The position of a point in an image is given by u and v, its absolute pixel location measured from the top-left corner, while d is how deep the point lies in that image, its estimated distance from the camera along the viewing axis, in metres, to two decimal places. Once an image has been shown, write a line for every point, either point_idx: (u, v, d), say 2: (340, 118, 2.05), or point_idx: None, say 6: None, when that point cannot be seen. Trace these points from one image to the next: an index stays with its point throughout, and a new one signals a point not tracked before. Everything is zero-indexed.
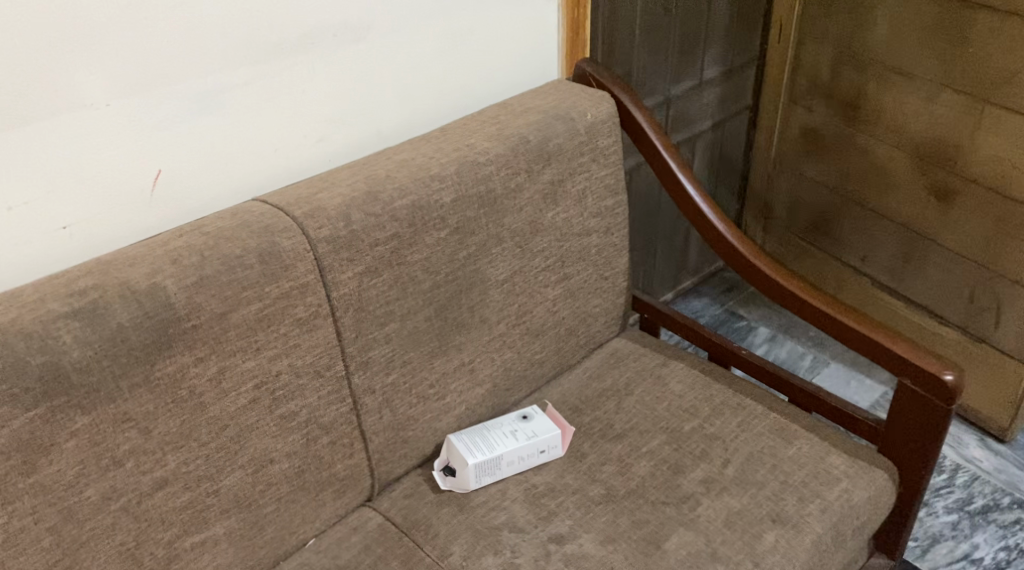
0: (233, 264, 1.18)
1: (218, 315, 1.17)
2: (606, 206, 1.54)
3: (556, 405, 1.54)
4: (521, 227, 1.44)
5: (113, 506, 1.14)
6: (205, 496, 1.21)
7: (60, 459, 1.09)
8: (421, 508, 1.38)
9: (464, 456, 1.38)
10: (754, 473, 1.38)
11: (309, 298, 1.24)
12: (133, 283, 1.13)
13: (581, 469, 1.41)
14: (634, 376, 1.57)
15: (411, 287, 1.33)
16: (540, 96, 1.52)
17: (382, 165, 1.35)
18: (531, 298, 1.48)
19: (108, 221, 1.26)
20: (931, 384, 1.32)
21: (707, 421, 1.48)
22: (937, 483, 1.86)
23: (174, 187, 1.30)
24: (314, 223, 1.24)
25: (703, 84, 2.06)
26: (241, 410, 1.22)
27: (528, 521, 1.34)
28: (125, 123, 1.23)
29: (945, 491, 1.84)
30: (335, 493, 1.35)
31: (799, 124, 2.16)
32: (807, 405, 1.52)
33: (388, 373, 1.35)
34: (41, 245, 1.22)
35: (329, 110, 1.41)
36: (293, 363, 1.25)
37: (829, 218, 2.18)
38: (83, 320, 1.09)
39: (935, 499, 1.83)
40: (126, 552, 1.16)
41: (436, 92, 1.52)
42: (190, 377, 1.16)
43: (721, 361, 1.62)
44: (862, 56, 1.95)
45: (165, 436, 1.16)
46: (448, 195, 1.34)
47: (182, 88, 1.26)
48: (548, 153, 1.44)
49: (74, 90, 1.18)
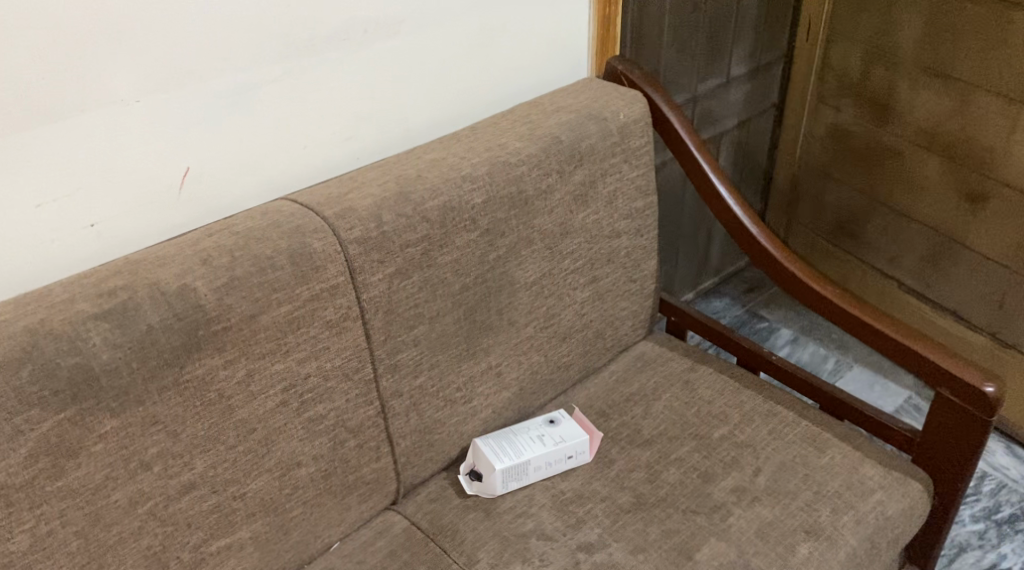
0: (264, 265, 1.16)
1: (248, 316, 1.15)
2: (637, 207, 1.52)
3: (583, 409, 1.52)
4: (552, 229, 1.41)
5: (141, 510, 1.12)
6: (231, 500, 1.19)
7: (88, 462, 1.07)
8: (447, 513, 1.36)
9: (492, 461, 1.36)
10: (787, 483, 1.37)
11: (339, 300, 1.22)
12: (163, 285, 1.11)
13: (609, 476, 1.40)
14: (662, 381, 1.55)
15: (441, 289, 1.31)
16: (571, 95, 1.50)
17: (413, 164, 1.33)
18: (560, 300, 1.46)
19: (136, 219, 1.24)
20: (971, 395, 1.30)
21: (737, 429, 1.46)
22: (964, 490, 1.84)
23: (202, 185, 1.28)
24: (345, 224, 1.22)
25: (730, 82, 2.03)
26: (269, 413, 1.20)
27: (556, 529, 1.32)
28: (154, 120, 1.21)
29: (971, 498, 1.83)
30: (360, 497, 1.33)
31: (826, 124, 2.13)
32: (838, 412, 1.50)
33: (416, 376, 1.33)
34: (69, 243, 1.20)
35: (359, 107, 1.39)
36: (322, 366, 1.23)
37: (855, 219, 2.15)
38: (113, 322, 1.07)
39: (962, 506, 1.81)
40: (152, 556, 1.14)
41: (466, 89, 1.50)
42: (219, 380, 1.14)
43: (750, 366, 1.60)
44: (895, 55, 1.92)
45: (193, 439, 1.14)
46: (479, 196, 1.32)
47: (212, 84, 1.24)
48: (580, 153, 1.41)
49: (104, 87, 1.16)
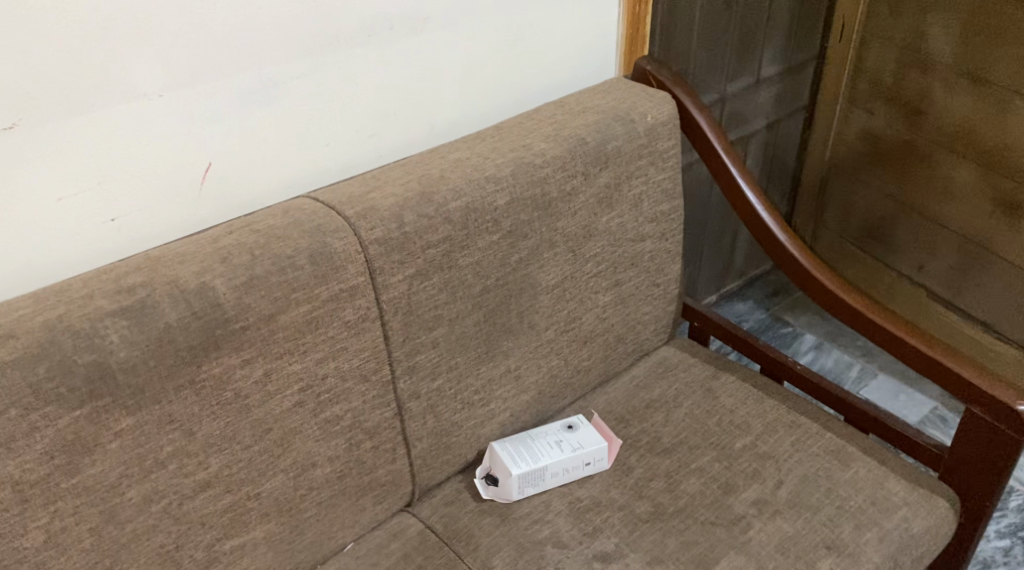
0: (284, 265, 1.14)
1: (267, 316, 1.13)
2: (662, 211, 1.49)
3: (602, 414, 1.50)
4: (575, 232, 1.39)
5: (154, 509, 1.11)
6: (246, 499, 1.19)
7: (104, 460, 1.06)
8: (462, 517, 1.35)
9: (508, 466, 1.34)
10: (810, 496, 1.35)
11: (358, 301, 1.20)
12: (182, 282, 1.10)
13: (628, 484, 1.38)
14: (683, 388, 1.53)
15: (461, 290, 1.30)
16: (599, 94, 1.47)
17: (436, 164, 1.31)
18: (581, 304, 1.44)
19: (158, 215, 1.23)
20: (1003, 413, 1.27)
21: (759, 439, 1.44)
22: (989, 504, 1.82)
23: (224, 181, 1.27)
24: (366, 224, 1.20)
25: (760, 83, 2.00)
26: (286, 414, 1.19)
27: (573, 537, 1.31)
28: (178, 114, 1.19)
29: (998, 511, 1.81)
30: (375, 498, 1.32)
31: (858, 127, 2.09)
32: (863, 425, 1.47)
33: (434, 379, 1.31)
34: (89, 238, 1.19)
35: (383, 105, 1.37)
36: (340, 367, 1.21)
37: (885, 225, 2.11)
38: (131, 319, 1.06)
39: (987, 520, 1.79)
40: (165, 554, 1.14)
41: (492, 88, 1.48)
42: (236, 379, 1.13)
43: (774, 375, 1.58)
44: (931, 59, 1.89)
45: (208, 438, 1.13)
46: (502, 198, 1.30)
47: (235, 80, 1.22)
48: (607, 155, 1.38)
49: (126, 81, 1.14)
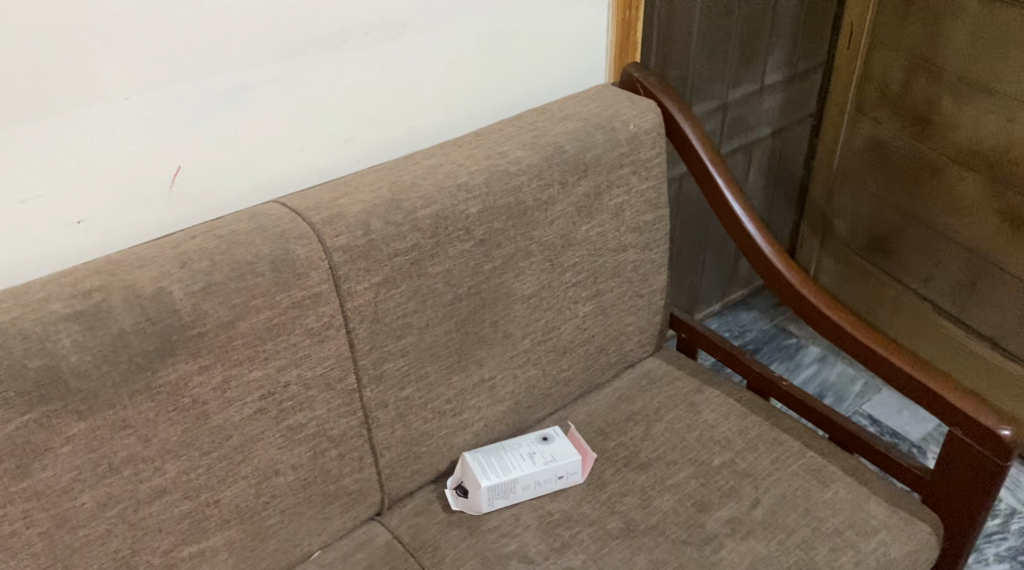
0: (243, 271, 1.13)
1: (225, 322, 1.12)
2: (646, 221, 1.46)
3: (581, 426, 1.47)
4: (553, 241, 1.36)
5: (109, 513, 1.11)
6: (205, 506, 1.18)
7: (54, 464, 1.06)
8: (430, 528, 1.33)
9: (478, 478, 1.32)
10: (785, 517, 1.32)
11: (321, 308, 1.19)
12: (139, 287, 1.09)
13: (600, 499, 1.36)
14: (666, 401, 1.50)
15: (431, 299, 1.28)
16: (582, 101, 1.44)
17: (409, 170, 1.29)
18: (560, 314, 1.42)
19: (125, 218, 1.22)
20: (986, 438, 1.23)
21: (739, 456, 1.41)
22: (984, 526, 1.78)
23: (193, 185, 1.26)
24: (331, 231, 1.19)
25: (764, 89, 1.96)
26: (246, 421, 1.18)
27: (539, 552, 1.29)
28: (144, 117, 1.19)
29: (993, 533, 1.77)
30: (343, 507, 1.31)
31: (864, 137, 2.04)
32: (848, 445, 1.44)
33: (403, 388, 1.30)
34: (55, 241, 1.18)
35: (360, 111, 1.36)
36: (303, 375, 1.20)
37: (891, 237, 2.06)
38: (85, 324, 1.06)
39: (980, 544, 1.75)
40: (121, 559, 1.14)
41: (475, 93, 1.46)
42: (194, 386, 1.12)
43: (760, 391, 1.54)
44: (938, 67, 1.84)
45: (164, 444, 1.13)
46: (474, 206, 1.28)
47: (204, 84, 1.22)
48: (585, 164, 1.36)
49: (91, 84, 1.14)
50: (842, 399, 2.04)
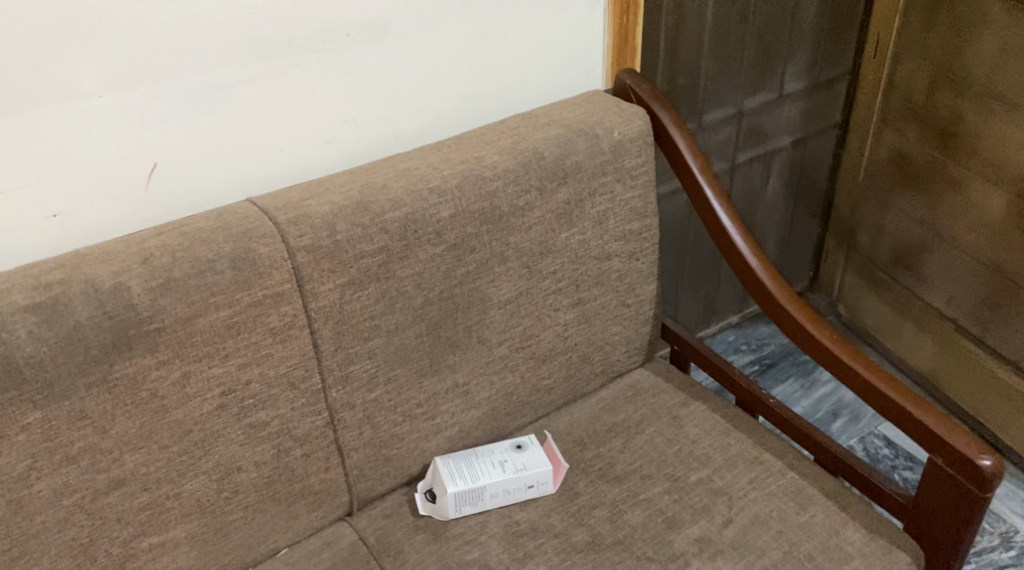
0: (204, 269, 1.15)
1: (183, 319, 1.14)
2: (632, 230, 1.43)
3: (560, 436, 1.45)
4: (531, 247, 1.35)
5: (66, 502, 1.14)
6: (165, 499, 1.20)
7: (11, 451, 1.09)
8: (396, 532, 1.33)
9: (445, 483, 1.31)
10: (756, 538, 1.29)
11: (284, 308, 1.20)
12: (99, 282, 1.11)
13: (570, 510, 1.34)
14: (650, 414, 1.47)
15: (400, 302, 1.27)
16: (568, 107, 1.42)
17: (384, 172, 1.29)
18: (539, 321, 1.39)
19: (101, 212, 1.24)
20: (965, 467, 1.20)
21: (717, 473, 1.38)
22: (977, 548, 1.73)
23: (170, 181, 1.27)
24: (296, 232, 1.20)
25: (783, 98, 1.91)
26: (206, 416, 1.19)
27: (501, 562, 1.28)
28: (117, 114, 1.20)
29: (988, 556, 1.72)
30: (309, 506, 1.31)
31: (889, 148, 1.98)
32: (832, 467, 1.41)
33: (371, 390, 1.29)
34: (31, 232, 1.21)
35: (341, 111, 1.36)
36: (265, 373, 1.21)
37: (914, 253, 1.99)
38: (42, 316, 1.08)
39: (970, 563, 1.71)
40: (79, 547, 1.16)
41: (462, 94, 1.45)
42: (152, 380, 1.14)
43: (748, 408, 1.51)
44: (963, 79, 1.77)
45: (122, 436, 1.15)
46: (446, 210, 1.27)
47: (181, 83, 1.23)
48: (564, 171, 1.34)
49: (64, 81, 1.16)
50: (857, 418, 1.98)
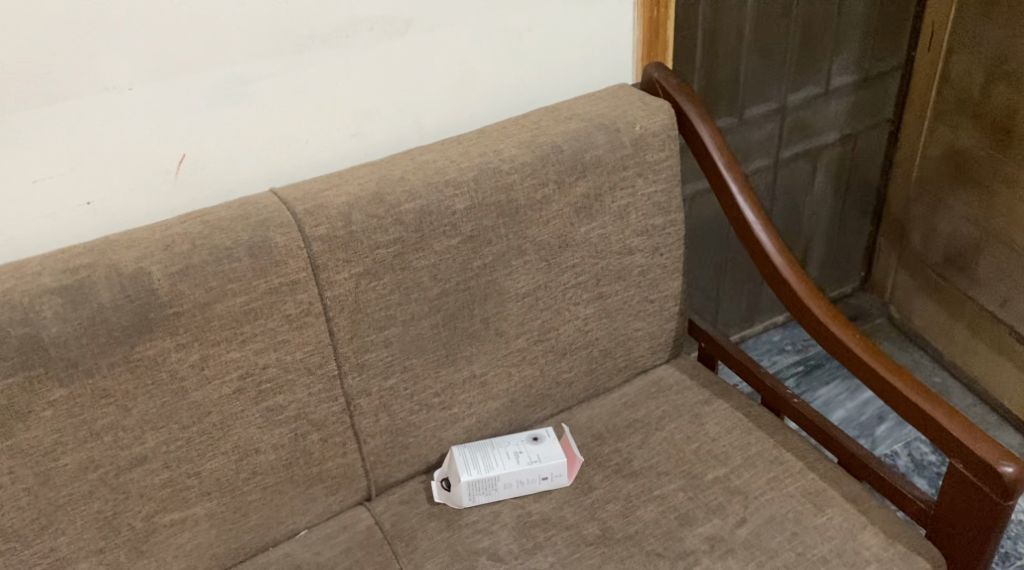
0: (221, 256, 1.19)
1: (201, 304, 1.19)
2: (655, 225, 1.43)
3: (580, 430, 1.46)
4: (549, 241, 1.35)
5: (91, 476, 1.19)
6: (185, 476, 1.25)
7: (38, 426, 1.15)
8: (411, 518, 1.35)
9: (458, 472, 1.33)
10: (770, 539, 1.27)
11: (299, 296, 1.23)
12: (122, 266, 1.17)
13: (583, 503, 1.34)
14: (671, 410, 1.47)
15: (416, 292, 1.29)
16: (592, 101, 1.43)
17: (402, 165, 1.32)
18: (558, 315, 1.40)
19: (133, 200, 1.30)
20: (986, 473, 1.17)
21: (734, 472, 1.36)
22: (1008, 550, 1.67)
23: (198, 171, 1.32)
24: (312, 221, 1.23)
25: (830, 93, 1.87)
26: (225, 398, 1.23)
27: (510, 551, 1.29)
28: (146, 106, 1.25)
29: (1017, 559, 1.66)
30: (327, 489, 1.35)
31: (942, 145, 1.92)
32: (855, 470, 1.38)
33: (387, 378, 1.32)
34: (66, 218, 1.27)
35: (365, 105, 1.39)
36: (282, 358, 1.25)
37: (967, 254, 1.93)
38: (67, 298, 1.14)
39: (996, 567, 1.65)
40: (103, 520, 1.22)
41: (487, 89, 1.47)
42: (172, 361, 1.19)
43: (773, 408, 1.49)
44: (1019, 73, 1.70)
45: (144, 415, 1.20)
46: (461, 203, 1.29)
47: (208, 76, 1.27)
48: (583, 165, 1.35)
49: (95, 75, 1.21)
50: (903, 422, 1.92)
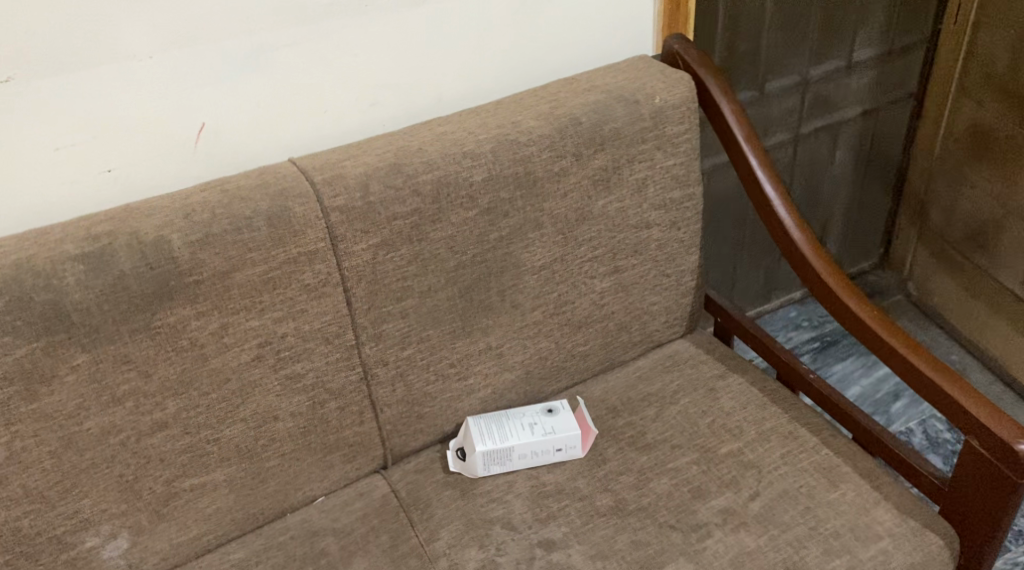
0: (240, 225, 1.20)
1: (221, 272, 1.20)
2: (673, 198, 1.43)
3: (594, 402, 1.46)
4: (566, 214, 1.36)
5: (113, 440, 1.21)
6: (205, 442, 1.26)
7: (61, 391, 1.17)
8: (426, 486, 1.37)
9: (473, 442, 1.35)
10: (782, 513, 1.28)
11: (318, 265, 1.24)
12: (142, 234, 1.18)
13: (596, 475, 1.35)
14: (686, 384, 1.47)
15: (433, 264, 1.30)
16: (611, 72, 1.42)
17: (420, 136, 1.32)
18: (574, 288, 1.41)
19: (153, 169, 1.31)
20: (1002, 451, 1.17)
21: (748, 446, 1.37)
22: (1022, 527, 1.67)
23: (218, 141, 1.33)
24: (330, 191, 1.24)
25: (852, 67, 1.85)
26: (244, 366, 1.25)
27: (523, 521, 1.30)
28: (165, 75, 1.26)
29: None
30: (344, 457, 1.36)
31: (967, 121, 1.90)
32: (870, 447, 1.38)
33: (403, 348, 1.33)
34: (87, 186, 1.29)
35: (384, 75, 1.39)
36: (300, 327, 1.26)
37: (989, 230, 1.92)
38: (89, 265, 1.15)
39: (1009, 545, 1.65)
40: (125, 484, 1.24)
41: (505, 61, 1.47)
42: (192, 329, 1.21)
43: (789, 383, 1.50)
44: None
45: (164, 381, 1.21)
46: (479, 174, 1.29)
47: (228, 44, 1.27)
48: (602, 137, 1.34)
49: (115, 43, 1.22)
50: (919, 401, 1.92)
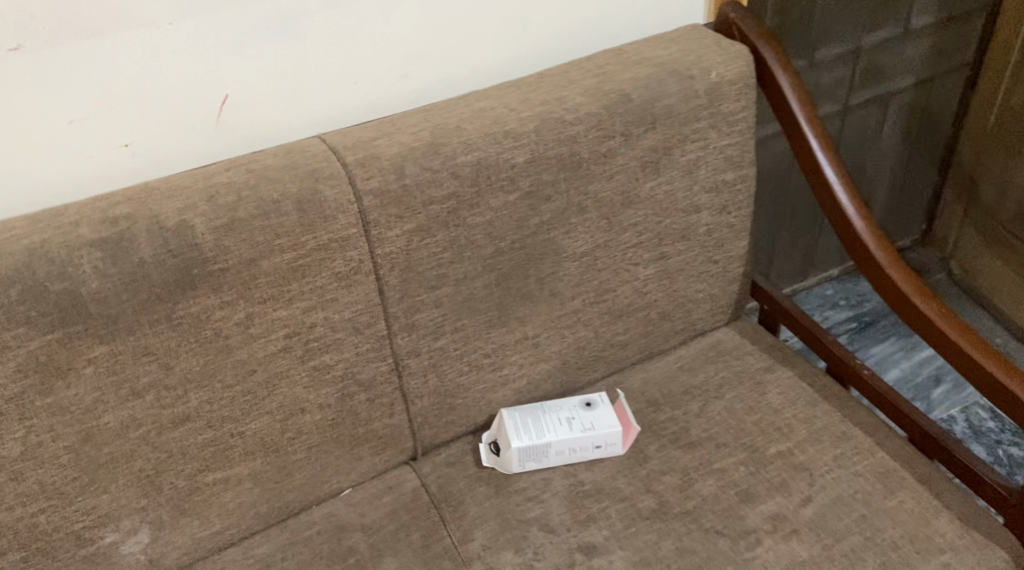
0: (268, 210, 1.12)
1: (247, 260, 1.12)
2: (725, 181, 1.34)
3: (634, 394, 1.40)
4: (612, 197, 1.27)
5: (133, 434, 1.15)
6: (229, 436, 1.20)
7: (78, 384, 1.10)
8: (458, 481, 1.31)
9: (509, 438, 1.28)
10: (836, 520, 1.21)
11: (349, 253, 1.16)
12: (163, 218, 1.10)
13: (638, 474, 1.29)
14: (730, 377, 1.40)
15: (470, 251, 1.22)
16: (662, 44, 1.33)
17: (458, 112, 1.23)
18: (616, 275, 1.33)
19: (173, 144, 1.23)
20: None
21: (798, 446, 1.30)
22: None
23: (242, 114, 1.24)
24: (363, 173, 1.16)
25: (908, 35, 1.74)
26: (271, 357, 1.18)
27: (562, 522, 1.24)
28: (187, 44, 1.17)
29: None
30: (373, 449, 1.30)
31: None
32: (926, 449, 1.31)
33: (437, 337, 1.26)
34: (104, 162, 1.20)
35: (417, 43, 1.29)
36: (330, 317, 1.19)
37: None
38: (107, 251, 1.08)
39: None
40: (145, 479, 1.18)
41: (547, 28, 1.37)
42: (216, 319, 1.13)
43: (839, 377, 1.42)
44: None
45: (187, 373, 1.15)
46: (521, 155, 1.20)
47: (253, 10, 1.18)
48: (653, 116, 1.25)
49: (133, 9, 1.12)
50: (962, 386, 1.85)
